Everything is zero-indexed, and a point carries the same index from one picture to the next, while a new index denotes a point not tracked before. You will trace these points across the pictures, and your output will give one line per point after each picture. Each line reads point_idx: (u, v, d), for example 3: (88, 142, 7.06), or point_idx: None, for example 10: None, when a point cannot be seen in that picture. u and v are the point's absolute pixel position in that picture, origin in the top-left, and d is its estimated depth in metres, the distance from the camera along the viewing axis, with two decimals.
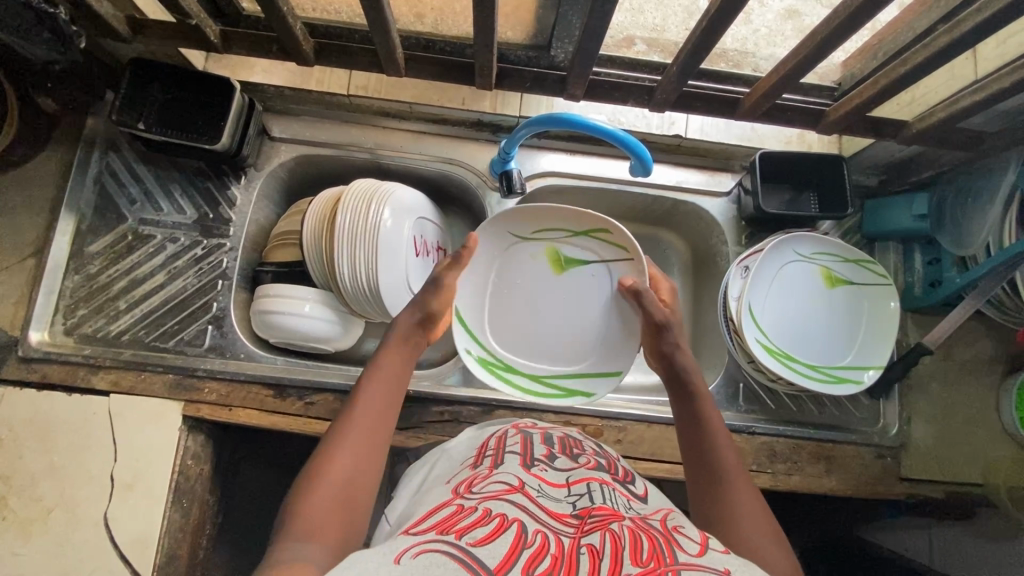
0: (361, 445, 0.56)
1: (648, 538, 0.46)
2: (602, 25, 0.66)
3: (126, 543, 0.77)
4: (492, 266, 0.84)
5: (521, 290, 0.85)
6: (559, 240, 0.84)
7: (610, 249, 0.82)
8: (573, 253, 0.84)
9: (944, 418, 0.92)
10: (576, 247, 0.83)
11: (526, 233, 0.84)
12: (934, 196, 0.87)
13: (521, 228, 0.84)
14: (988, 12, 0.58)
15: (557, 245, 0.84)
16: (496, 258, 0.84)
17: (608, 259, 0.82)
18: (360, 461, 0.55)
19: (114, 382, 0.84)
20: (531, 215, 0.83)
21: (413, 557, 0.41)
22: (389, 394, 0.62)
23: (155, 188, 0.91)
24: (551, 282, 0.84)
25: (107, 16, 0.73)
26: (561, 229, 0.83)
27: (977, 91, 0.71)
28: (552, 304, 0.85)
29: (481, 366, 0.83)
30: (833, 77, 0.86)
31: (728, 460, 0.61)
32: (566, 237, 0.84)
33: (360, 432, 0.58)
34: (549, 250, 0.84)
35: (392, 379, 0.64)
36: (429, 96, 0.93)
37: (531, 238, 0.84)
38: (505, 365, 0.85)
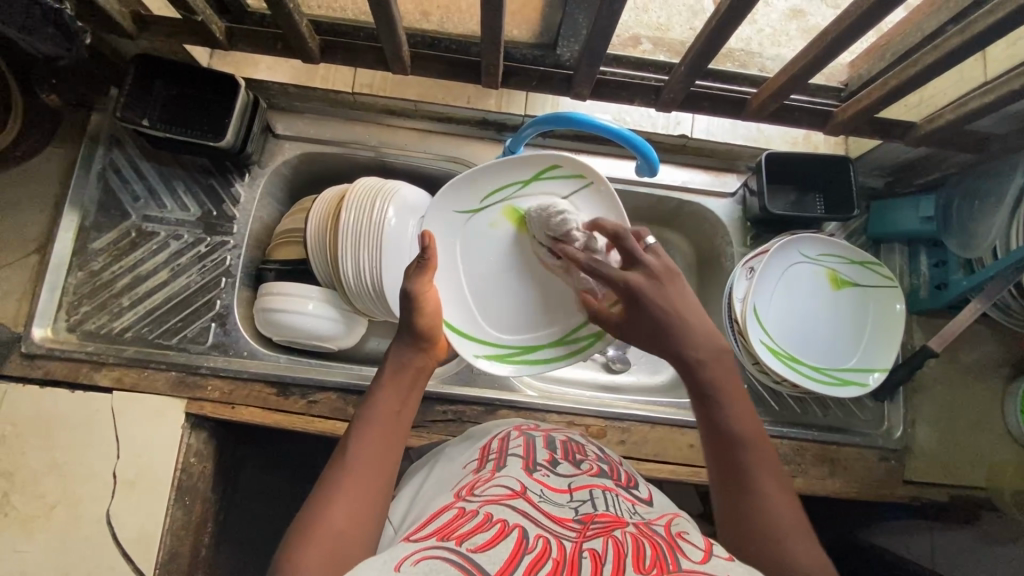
0: (361, 479, 0.55)
1: (651, 544, 0.46)
2: (610, 24, 0.66)
3: (128, 540, 0.77)
4: (459, 252, 0.79)
5: (496, 260, 0.80)
6: (512, 195, 0.79)
7: (568, 182, 0.79)
8: (529, 203, 0.80)
9: (948, 421, 0.92)
10: (531, 196, 0.79)
11: (475, 206, 0.79)
12: (941, 198, 0.87)
13: (467, 202, 0.79)
14: (1000, 14, 0.58)
15: (510, 201, 0.80)
16: (457, 243, 0.79)
17: (568, 191, 0.79)
18: (361, 495, 0.54)
19: (117, 378, 0.84)
20: (473, 185, 0.78)
21: (413, 563, 0.41)
22: (389, 419, 0.61)
23: (159, 184, 0.90)
24: (523, 240, 0.80)
25: (114, 12, 0.72)
26: (500, 186, 0.79)
27: (986, 93, 0.71)
28: (526, 260, 0.80)
29: (495, 361, 0.81)
30: (841, 77, 0.85)
31: (757, 452, 0.56)
32: (515, 189, 0.79)
33: (360, 463, 0.56)
34: (505, 212, 0.80)
35: (394, 405, 0.62)
36: (434, 94, 0.92)
37: (481, 209, 0.80)
38: (516, 349, 0.82)
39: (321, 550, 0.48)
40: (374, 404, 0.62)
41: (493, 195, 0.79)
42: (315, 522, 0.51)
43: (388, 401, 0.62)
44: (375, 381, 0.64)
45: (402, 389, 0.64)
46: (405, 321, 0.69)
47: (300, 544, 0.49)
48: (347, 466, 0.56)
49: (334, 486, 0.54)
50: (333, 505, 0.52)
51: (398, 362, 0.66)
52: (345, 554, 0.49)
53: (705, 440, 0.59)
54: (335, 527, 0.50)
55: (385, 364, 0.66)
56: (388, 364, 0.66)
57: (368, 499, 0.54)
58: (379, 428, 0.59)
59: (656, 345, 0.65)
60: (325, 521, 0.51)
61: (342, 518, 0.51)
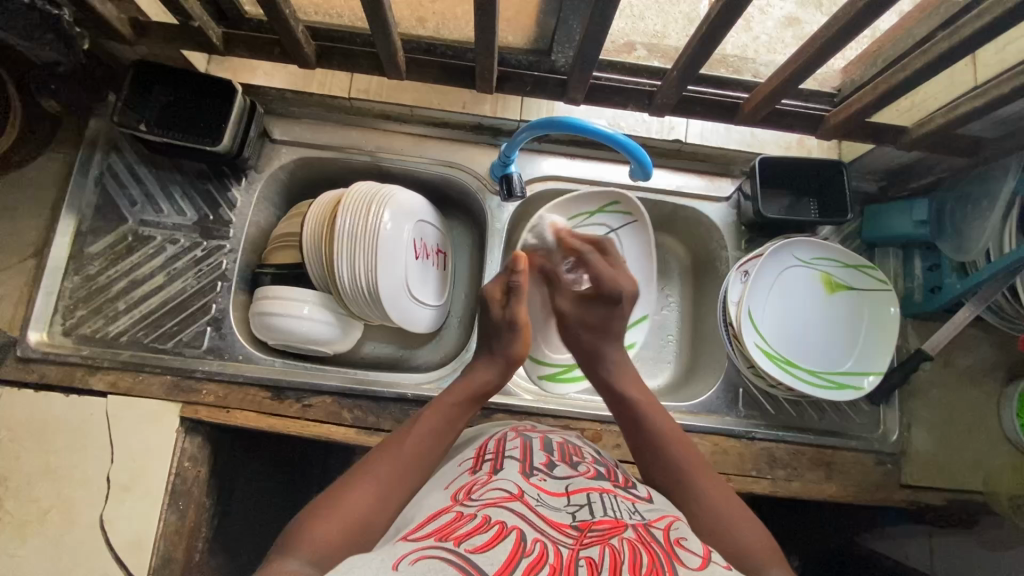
0: (402, 467, 0.59)
1: (648, 551, 0.45)
2: (603, 30, 0.66)
3: (121, 545, 0.77)
4: None
5: None
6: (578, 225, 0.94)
7: (620, 218, 0.95)
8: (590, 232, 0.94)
9: (943, 424, 0.92)
10: (591, 226, 0.94)
11: (559, 227, 0.93)
12: (934, 202, 0.88)
13: (556, 222, 0.93)
14: (988, 18, 0.58)
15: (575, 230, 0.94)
16: None
17: (617, 226, 0.95)
18: (394, 485, 0.57)
19: (112, 382, 0.83)
20: (563, 207, 0.92)
21: (411, 564, 0.41)
22: (447, 430, 0.65)
23: (156, 189, 0.91)
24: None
25: (112, 18, 0.73)
26: (580, 213, 0.94)
27: (975, 98, 0.71)
28: None
29: (552, 381, 0.92)
30: (832, 82, 0.86)
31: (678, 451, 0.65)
32: (582, 220, 0.94)
33: (404, 454, 0.60)
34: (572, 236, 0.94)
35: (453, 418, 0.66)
36: (429, 100, 0.94)
37: (568, 228, 0.94)
38: (564, 367, 0.93)
39: (343, 523, 0.52)
40: (436, 409, 0.66)
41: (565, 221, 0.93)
42: (344, 496, 0.54)
43: (450, 412, 0.67)
44: (446, 393, 0.68)
45: (466, 407, 0.68)
46: (500, 347, 0.74)
47: (327, 512, 0.52)
48: (391, 454, 0.60)
49: (372, 467, 0.58)
50: (364, 483, 0.56)
51: (482, 379, 0.71)
52: (363, 536, 0.52)
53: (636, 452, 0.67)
54: (360, 508, 0.53)
55: (467, 378, 0.72)
56: (466, 382, 0.71)
57: (400, 491, 0.57)
58: (437, 431, 0.64)
59: (586, 355, 0.78)
60: (352, 498, 0.54)
61: (370, 502, 0.54)
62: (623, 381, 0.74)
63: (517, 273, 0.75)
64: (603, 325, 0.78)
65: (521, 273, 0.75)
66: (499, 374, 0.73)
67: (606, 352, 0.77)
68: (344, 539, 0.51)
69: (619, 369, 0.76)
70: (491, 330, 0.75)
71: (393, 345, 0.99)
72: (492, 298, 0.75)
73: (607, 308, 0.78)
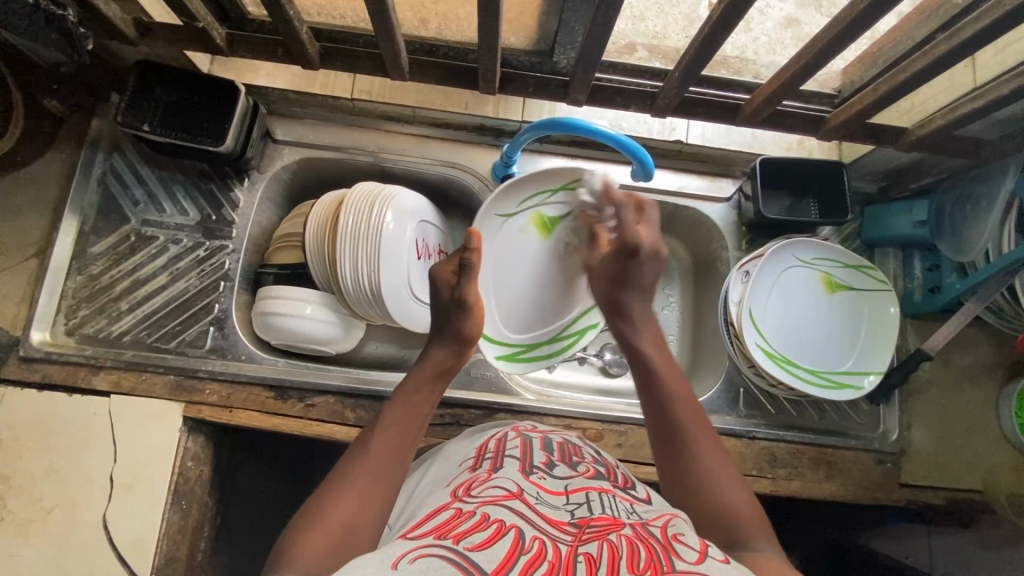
0: (379, 468, 0.58)
1: (646, 546, 0.46)
2: (605, 31, 0.67)
3: (124, 545, 0.77)
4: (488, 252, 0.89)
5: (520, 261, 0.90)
6: (541, 203, 0.90)
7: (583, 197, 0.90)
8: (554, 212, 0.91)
9: (942, 423, 0.92)
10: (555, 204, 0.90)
11: (511, 210, 0.89)
12: (933, 203, 0.87)
13: (504, 207, 0.88)
14: (988, 20, 0.59)
15: (539, 210, 0.90)
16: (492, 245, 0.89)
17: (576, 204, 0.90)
18: (377, 487, 0.56)
19: (115, 382, 0.83)
20: (511, 192, 0.87)
21: (410, 561, 0.42)
22: (413, 420, 0.65)
23: (159, 189, 0.91)
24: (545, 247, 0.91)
25: (115, 19, 0.73)
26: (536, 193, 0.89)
27: (975, 99, 0.72)
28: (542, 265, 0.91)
29: (510, 361, 0.90)
30: (833, 84, 0.86)
31: (686, 407, 0.64)
32: (546, 198, 0.90)
33: (378, 455, 0.59)
34: (535, 215, 0.90)
35: (418, 411, 0.66)
36: (431, 101, 0.94)
37: (516, 213, 0.89)
38: (523, 348, 0.92)
39: (333, 527, 0.51)
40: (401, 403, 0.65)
41: (525, 202, 0.89)
42: (326, 504, 0.54)
43: (414, 403, 0.66)
44: (407, 381, 0.68)
45: (429, 392, 0.68)
46: (450, 326, 0.73)
47: (311, 521, 0.52)
48: (367, 456, 0.59)
49: (353, 473, 0.57)
50: (346, 489, 0.55)
51: (436, 360, 0.71)
52: (353, 537, 0.52)
53: (642, 395, 0.68)
54: (346, 512, 0.53)
55: (422, 363, 0.71)
56: (422, 367, 0.70)
57: (383, 493, 0.56)
58: (402, 425, 0.63)
59: (610, 305, 0.76)
60: (337, 503, 0.54)
61: (356, 505, 0.54)
62: (645, 341, 0.72)
63: (471, 251, 0.72)
64: (630, 281, 0.74)
65: (474, 251, 0.71)
66: (453, 354, 0.72)
67: (630, 307, 0.74)
68: (335, 545, 0.50)
69: (642, 331, 0.73)
70: (446, 309, 0.74)
71: (394, 344, 1.00)
72: (444, 281, 0.75)
73: (637, 266, 0.73)
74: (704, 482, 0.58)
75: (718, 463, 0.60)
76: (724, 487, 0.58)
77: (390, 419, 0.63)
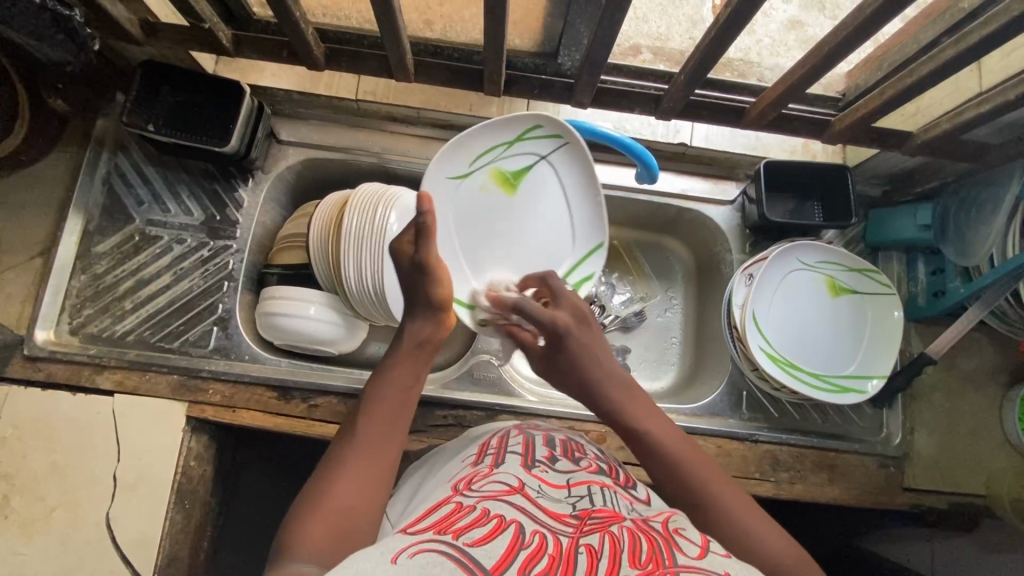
0: (373, 453, 0.56)
1: (647, 539, 0.46)
2: (612, 33, 0.67)
3: (127, 544, 0.78)
4: (450, 217, 0.79)
5: (495, 222, 0.82)
6: (498, 158, 0.81)
7: (546, 142, 0.81)
8: (515, 165, 0.82)
9: (946, 428, 0.92)
10: (513, 157, 0.82)
11: (465, 170, 0.80)
12: (937, 206, 0.87)
13: (457, 168, 0.80)
14: (994, 26, 0.59)
15: (497, 166, 0.81)
16: (451, 210, 0.80)
17: (547, 151, 0.82)
18: (372, 475, 0.54)
19: (119, 381, 0.84)
20: (463, 148, 0.79)
21: (410, 556, 0.41)
22: (400, 399, 0.60)
23: (163, 189, 0.91)
24: (511, 205, 0.82)
25: (121, 19, 0.74)
26: (488, 149, 0.81)
27: (981, 103, 0.72)
28: (517, 225, 0.82)
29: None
30: (838, 87, 0.86)
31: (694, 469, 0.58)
32: (502, 151, 0.81)
33: (369, 438, 0.56)
34: (493, 171, 0.81)
35: (407, 383, 0.61)
36: (437, 102, 0.94)
37: (470, 174, 0.81)
38: None
39: (331, 522, 0.50)
40: (388, 384, 0.61)
41: (479, 160, 0.81)
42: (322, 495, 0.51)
43: (403, 375, 0.62)
44: (388, 360, 0.62)
45: (416, 365, 0.63)
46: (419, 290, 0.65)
47: (304, 519, 0.50)
48: (359, 440, 0.56)
49: (344, 460, 0.55)
50: (339, 479, 0.53)
51: (410, 333, 0.64)
52: (351, 534, 0.50)
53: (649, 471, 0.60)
54: (342, 504, 0.51)
55: (399, 340, 0.64)
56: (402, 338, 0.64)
57: (380, 482, 0.54)
58: (392, 402, 0.59)
59: (574, 390, 0.66)
60: (333, 494, 0.51)
61: (352, 494, 0.52)
62: (627, 409, 0.63)
63: (425, 213, 0.60)
64: (573, 363, 0.64)
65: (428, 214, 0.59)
66: (433, 325, 0.65)
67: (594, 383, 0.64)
68: (330, 540, 0.49)
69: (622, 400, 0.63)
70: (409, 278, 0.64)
71: None
72: (400, 250, 0.64)
73: (573, 348, 0.64)
74: (746, 547, 0.52)
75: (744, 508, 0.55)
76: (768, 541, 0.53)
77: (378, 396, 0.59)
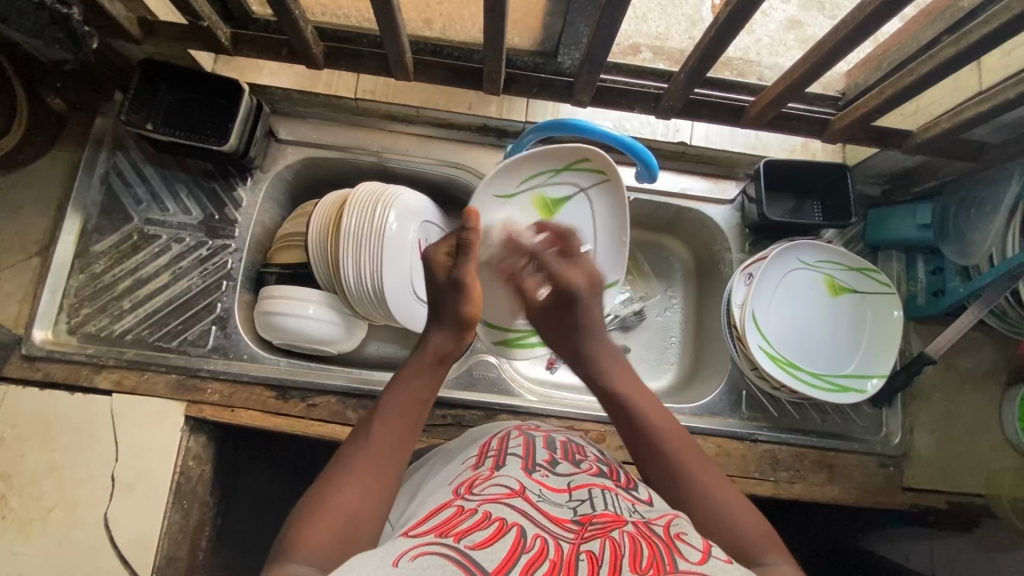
0: (384, 459, 0.56)
1: (648, 544, 0.46)
2: (611, 32, 0.66)
3: (126, 544, 0.77)
4: (487, 235, 0.84)
5: None
6: (544, 183, 0.86)
7: (590, 176, 0.86)
8: (557, 194, 0.87)
9: (946, 427, 0.92)
10: (558, 185, 0.86)
11: (512, 190, 0.85)
12: (937, 205, 0.87)
13: (504, 187, 0.84)
14: (994, 25, 0.59)
15: (542, 191, 0.86)
16: (491, 227, 0.84)
17: (587, 184, 0.87)
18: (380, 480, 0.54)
19: (117, 381, 0.84)
20: (513, 170, 0.83)
21: (411, 559, 0.41)
22: (414, 407, 0.60)
23: (162, 188, 0.91)
24: None
25: (120, 17, 0.73)
26: (538, 174, 0.85)
27: (981, 102, 0.72)
28: None
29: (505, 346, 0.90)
30: (837, 86, 0.86)
31: (668, 438, 0.61)
32: (549, 177, 0.86)
33: (381, 444, 0.56)
34: (536, 195, 0.86)
35: (422, 394, 0.62)
36: (436, 101, 0.94)
37: (516, 194, 0.85)
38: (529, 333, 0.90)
39: (334, 522, 0.50)
40: (403, 391, 0.61)
41: (527, 181, 0.85)
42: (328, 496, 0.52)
43: (419, 386, 0.62)
44: (404, 368, 0.63)
45: (432, 376, 0.63)
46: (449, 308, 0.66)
47: (310, 518, 0.50)
48: (369, 445, 0.56)
49: (354, 464, 0.55)
50: (348, 481, 0.53)
51: (434, 345, 0.65)
52: (353, 536, 0.50)
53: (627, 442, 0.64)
54: (347, 506, 0.51)
55: (421, 349, 0.65)
56: (421, 349, 0.65)
57: (387, 486, 0.54)
58: (406, 412, 0.59)
59: (571, 352, 0.72)
60: (339, 495, 0.52)
61: (357, 495, 0.52)
62: (614, 378, 0.67)
63: (470, 230, 0.66)
64: (577, 324, 0.71)
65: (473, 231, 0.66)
66: (453, 338, 0.66)
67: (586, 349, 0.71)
68: (333, 542, 0.49)
69: (610, 368, 0.68)
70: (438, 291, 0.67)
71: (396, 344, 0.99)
72: (437, 261, 0.68)
73: (576, 308, 0.71)
74: (716, 522, 0.54)
75: (719, 488, 0.57)
76: (727, 514, 0.55)
77: (391, 404, 0.60)
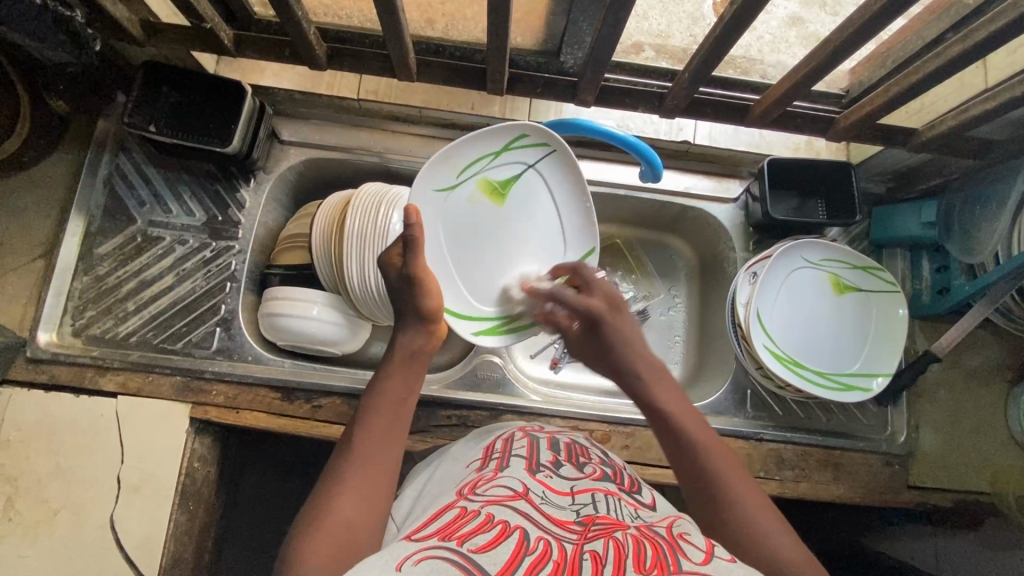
0: (373, 464, 0.56)
1: (651, 545, 0.46)
2: (615, 31, 0.66)
3: (132, 546, 0.77)
4: (439, 230, 0.79)
5: (484, 233, 0.81)
6: (487, 167, 0.80)
7: (535, 151, 0.81)
8: (502, 175, 0.81)
9: (951, 425, 0.92)
10: (501, 166, 0.81)
11: (454, 181, 0.79)
12: (942, 204, 0.86)
13: (443, 179, 0.79)
14: (999, 23, 0.59)
15: (485, 176, 0.81)
16: (438, 223, 0.78)
17: (535, 159, 0.82)
18: (370, 486, 0.54)
19: (122, 383, 0.83)
20: (448, 160, 0.78)
21: (415, 563, 0.41)
22: (393, 407, 0.61)
23: (165, 189, 0.91)
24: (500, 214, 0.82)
25: (123, 20, 0.73)
26: (475, 161, 0.80)
27: (986, 100, 0.71)
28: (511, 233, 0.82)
29: (491, 335, 0.82)
30: (841, 84, 0.86)
31: (715, 459, 0.58)
32: (489, 162, 0.81)
33: (365, 450, 0.56)
34: (481, 182, 0.81)
35: (399, 394, 0.62)
36: (439, 101, 0.95)
37: (458, 184, 0.80)
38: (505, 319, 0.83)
39: (333, 533, 0.50)
40: (382, 391, 0.62)
41: (466, 170, 0.80)
42: (323, 508, 0.52)
43: (397, 389, 0.62)
44: (380, 373, 0.63)
45: (408, 377, 0.63)
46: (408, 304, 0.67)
47: (306, 534, 0.50)
48: (355, 453, 0.56)
49: (343, 473, 0.55)
50: (341, 491, 0.53)
51: (402, 344, 0.66)
52: (354, 546, 0.50)
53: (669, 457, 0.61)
54: (343, 515, 0.51)
55: (393, 350, 0.65)
56: (395, 352, 0.65)
57: (381, 489, 0.55)
58: (386, 417, 0.60)
59: (608, 369, 0.68)
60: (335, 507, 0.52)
61: (352, 504, 0.52)
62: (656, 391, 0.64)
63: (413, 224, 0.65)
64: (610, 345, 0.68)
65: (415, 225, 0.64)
66: (422, 334, 0.67)
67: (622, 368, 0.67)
68: (339, 548, 0.49)
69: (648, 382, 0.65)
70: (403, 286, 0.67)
71: None
72: (390, 263, 0.68)
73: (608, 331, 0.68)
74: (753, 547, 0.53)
75: (765, 516, 0.55)
76: (776, 540, 0.53)
77: (372, 410, 0.60)
